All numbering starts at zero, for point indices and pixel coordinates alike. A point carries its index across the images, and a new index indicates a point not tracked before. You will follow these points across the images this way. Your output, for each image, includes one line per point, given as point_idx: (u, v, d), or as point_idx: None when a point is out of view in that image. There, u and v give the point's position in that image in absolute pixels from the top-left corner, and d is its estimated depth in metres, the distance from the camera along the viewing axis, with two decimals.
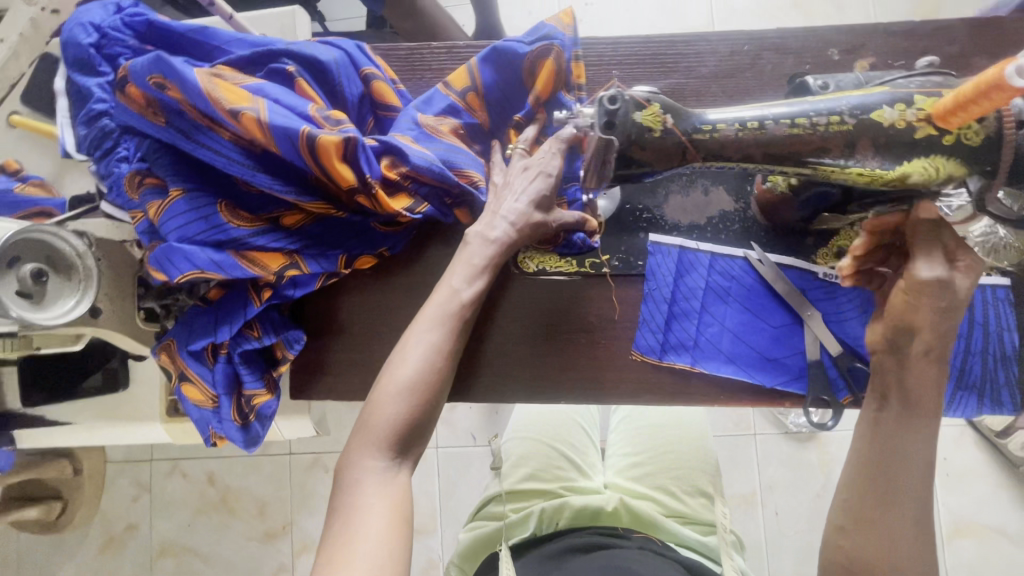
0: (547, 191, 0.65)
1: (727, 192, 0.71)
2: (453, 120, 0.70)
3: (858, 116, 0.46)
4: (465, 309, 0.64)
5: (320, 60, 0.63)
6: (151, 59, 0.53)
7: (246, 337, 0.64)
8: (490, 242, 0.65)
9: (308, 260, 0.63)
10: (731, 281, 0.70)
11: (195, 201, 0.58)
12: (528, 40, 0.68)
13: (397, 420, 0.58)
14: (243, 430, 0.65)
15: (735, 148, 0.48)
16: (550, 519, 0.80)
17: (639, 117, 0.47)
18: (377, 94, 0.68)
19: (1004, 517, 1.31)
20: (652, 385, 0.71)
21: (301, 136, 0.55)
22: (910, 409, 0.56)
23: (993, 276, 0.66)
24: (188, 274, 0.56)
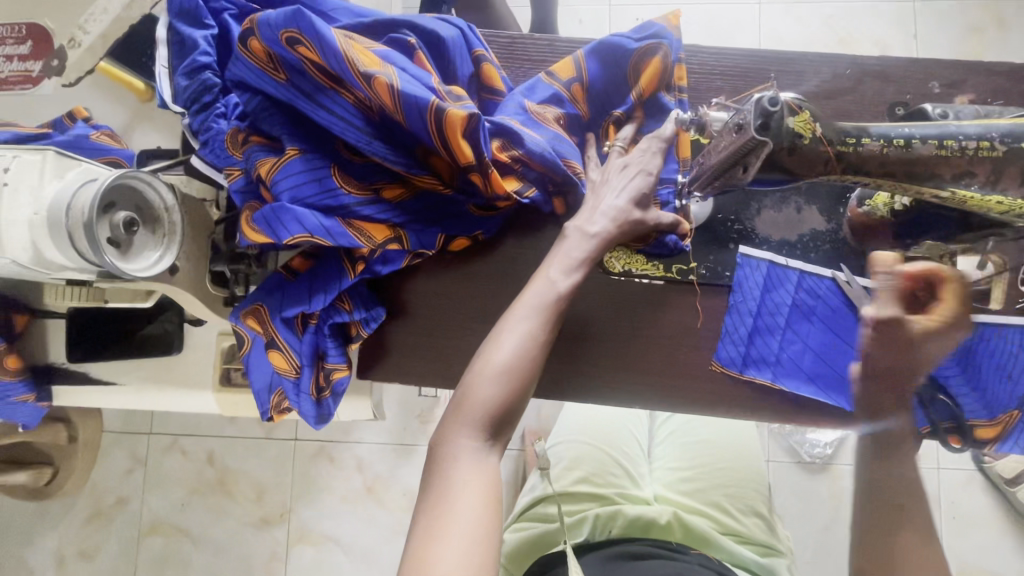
0: (647, 189, 0.65)
1: (819, 212, 0.71)
2: (556, 109, 0.69)
3: (1009, 142, 0.47)
4: (561, 299, 0.61)
5: (440, 35, 0.63)
6: (289, 14, 0.51)
7: (336, 309, 0.63)
8: (589, 236, 0.63)
9: (410, 235, 0.62)
10: (817, 301, 0.70)
11: (311, 162, 0.57)
12: (637, 37, 0.68)
13: (493, 402, 0.57)
14: (317, 406, 0.63)
15: (878, 163, 0.49)
16: (604, 526, 0.79)
17: (792, 122, 0.47)
18: (485, 76, 0.67)
19: (1007, 564, 1.32)
20: (728, 398, 0.70)
21: (430, 107, 0.54)
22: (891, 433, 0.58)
23: None
24: (298, 236, 0.55)
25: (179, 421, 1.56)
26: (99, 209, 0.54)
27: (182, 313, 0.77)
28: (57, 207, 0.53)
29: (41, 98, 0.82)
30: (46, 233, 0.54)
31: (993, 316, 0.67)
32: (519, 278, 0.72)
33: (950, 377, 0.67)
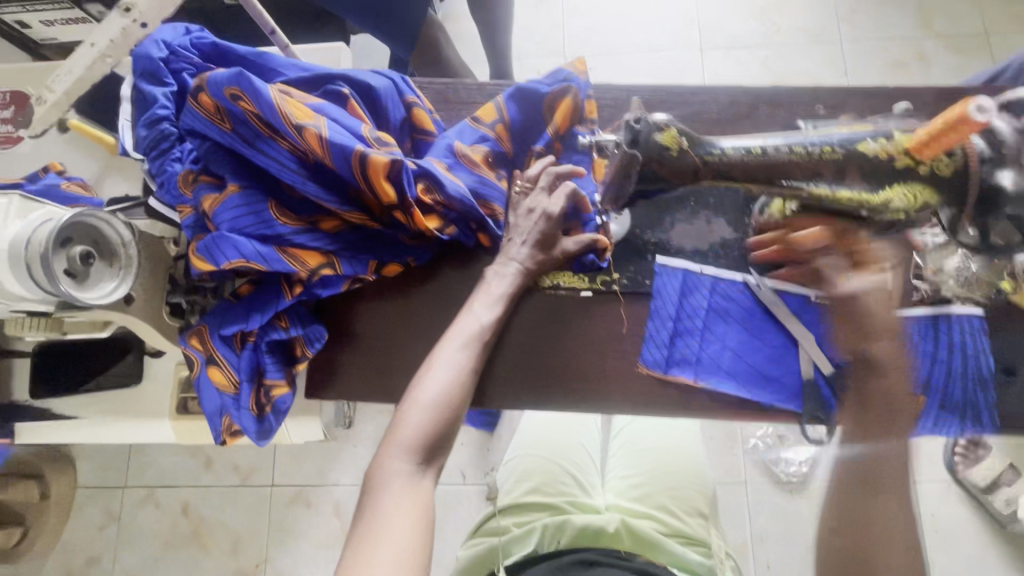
0: (550, 229, 0.73)
1: (727, 223, 0.78)
2: (484, 147, 0.76)
3: (846, 147, 0.54)
4: (485, 331, 0.71)
5: (371, 86, 0.72)
6: (233, 74, 0.59)
7: (274, 327, 0.68)
8: (506, 276, 0.73)
9: (343, 261, 0.68)
10: (730, 303, 0.76)
11: (249, 197, 0.64)
12: (549, 82, 0.78)
13: (422, 427, 0.63)
14: (257, 422, 0.67)
15: (740, 169, 0.56)
16: (552, 537, 0.80)
17: (659, 138, 0.54)
18: (416, 120, 0.75)
19: None
20: (656, 399, 0.74)
21: (355, 154, 0.62)
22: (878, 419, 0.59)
23: (966, 305, 0.72)
24: (235, 261, 0.61)
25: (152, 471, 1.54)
26: (55, 243, 0.60)
27: (144, 348, 0.82)
28: (17, 242, 0.59)
29: (20, 156, 0.89)
30: (7, 266, 0.59)
31: None
32: (455, 296, 0.78)
33: None
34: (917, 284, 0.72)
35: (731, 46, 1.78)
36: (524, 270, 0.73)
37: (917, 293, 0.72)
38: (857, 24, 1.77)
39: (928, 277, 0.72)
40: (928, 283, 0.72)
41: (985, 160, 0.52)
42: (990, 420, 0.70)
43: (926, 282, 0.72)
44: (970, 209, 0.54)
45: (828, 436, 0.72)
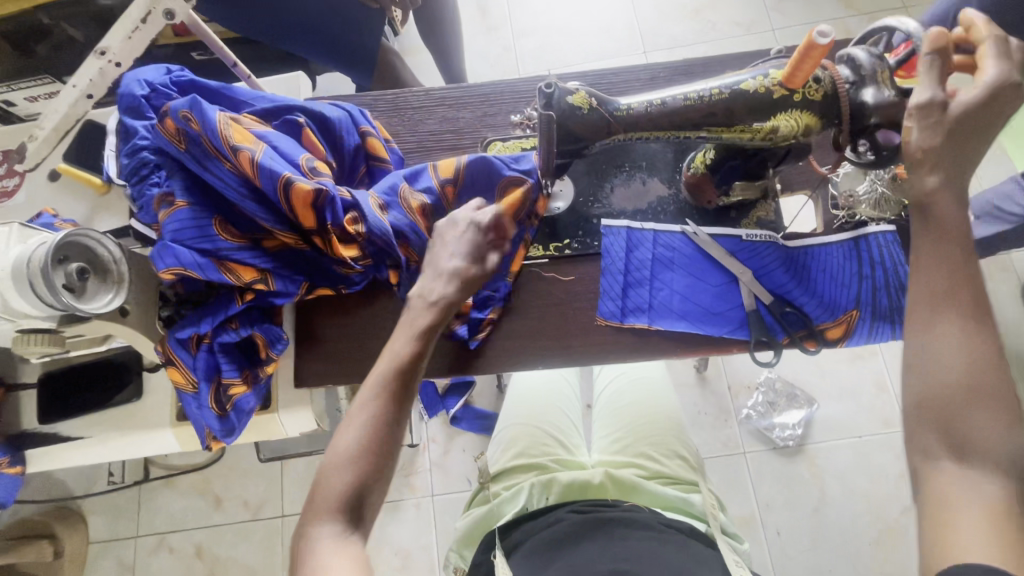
0: (474, 245, 0.75)
1: (661, 182, 0.86)
2: (423, 199, 0.80)
3: (731, 89, 0.62)
4: (404, 372, 0.67)
5: (326, 117, 0.80)
6: (189, 101, 0.69)
7: (226, 330, 0.76)
8: (429, 303, 0.72)
9: (276, 278, 0.76)
10: (673, 252, 0.83)
11: (195, 212, 0.72)
12: (512, 167, 0.82)
13: (349, 484, 0.60)
14: (221, 419, 0.77)
15: (646, 120, 0.64)
16: (540, 494, 0.84)
17: (570, 99, 0.63)
18: (371, 148, 0.84)
19: None
20: (618, 345, 0.81)
21: (283, 179, 0.69)
22: (960, 301, 0.52)
23: (881, 224, 0.80)
24: (172, 268, 0.69)
25: (156, 514, 1.50)
26: (53, 261, 0.67)
27: (143, 362, 0.88)
28: (18, 262, 0.66)
29: (13, 204, 0.96)
30: (10, 284, 0.66)
31: (816, 238, 0.81)
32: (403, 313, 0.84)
33: (792, 291, 0.78)
34: (835, 213, 0.82)
35: (672, 46, 1.88)
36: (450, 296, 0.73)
37: (837, 220, 0.82)
38: (786, 12, 1.87)
39: (843, 204, 0.81)
40: (845, 208, 0.81)
41: (851, 83, 0.61)
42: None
43: (843, 209, 0.81)
44: (843, 121, 0.62)
45: (774, 358, 0.78)
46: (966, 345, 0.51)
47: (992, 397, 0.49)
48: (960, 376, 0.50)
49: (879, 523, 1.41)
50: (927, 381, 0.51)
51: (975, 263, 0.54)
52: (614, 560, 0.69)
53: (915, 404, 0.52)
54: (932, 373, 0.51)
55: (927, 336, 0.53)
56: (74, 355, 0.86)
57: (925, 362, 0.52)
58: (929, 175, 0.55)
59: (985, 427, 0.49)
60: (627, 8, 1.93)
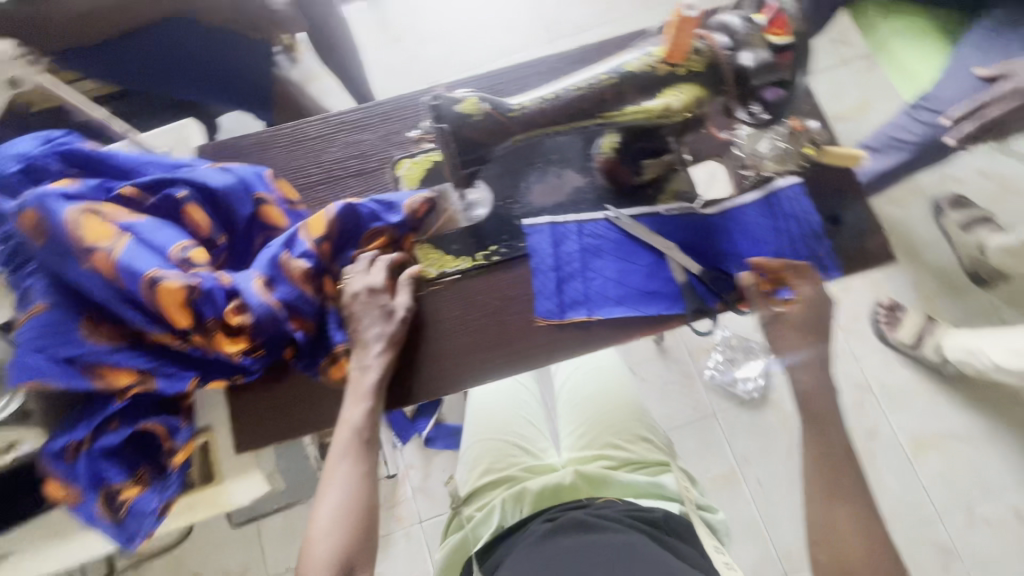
0: (385, 307, 0.76)
1: (576, 172, 0.86)
2: (305, 264, 0.74)
3: (618, 72, 0.62)
4: (364, 431, 0.71)
5: (212, 188, 0.75)
6: (35, 195, 0.65)
7: (106, 431, 0.69)
8: (366, 373, 0.74)
9: (160, 378, 0.71)
10: (599, 240, 0.82)
11: (57, 316, 0.66)
12: (381, 209, 0.80)
13: (333, 550, 0.64)
14: (118, 527, 0.69)
15: (542, 116, 0.64)
16: (514, 507, 0.83)
17: (460, 108, 0.62)
18: (265, 216, 0.80)
19: (949, 422, 1.49)
20: (562, 342, 0.81)
21: (147, 278, 0.66)
22: (838, 484, 0.70)
23: (786, 177, 0.82)
24: (30, 382, 0.64)
25: None
26: None
27: None
28: None
29: None
30: None
31: (731, 201, 0.82)
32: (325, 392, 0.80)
33: (717, 258, 0.80)
34: (744, 174, 0.84)
35: (575, 33, 1.90)
36: (384, 359, 0.75)
37: (747, 181, 0.84)
38: None
39: (750, 164, 0.82)
40: (752, 168, 0.82)
41: (730, 49, 0.62)
42: (835, 265, 0.79)
43: (750, 169, 0.83)
44: (730, 87, 0.63)
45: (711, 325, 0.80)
46: (855, 521, 0.67)
47: (883, 561, 0.65)
48: (856, 546, 0.66)
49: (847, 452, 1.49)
50: (837, 551, 0.66)
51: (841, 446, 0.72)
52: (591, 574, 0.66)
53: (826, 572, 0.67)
54: (836, 543, 0.67)
55: (823, 512, 0.69)
56: None
57: (828, 534, 0.67)
58: (801, 372, 0.75)
59: None
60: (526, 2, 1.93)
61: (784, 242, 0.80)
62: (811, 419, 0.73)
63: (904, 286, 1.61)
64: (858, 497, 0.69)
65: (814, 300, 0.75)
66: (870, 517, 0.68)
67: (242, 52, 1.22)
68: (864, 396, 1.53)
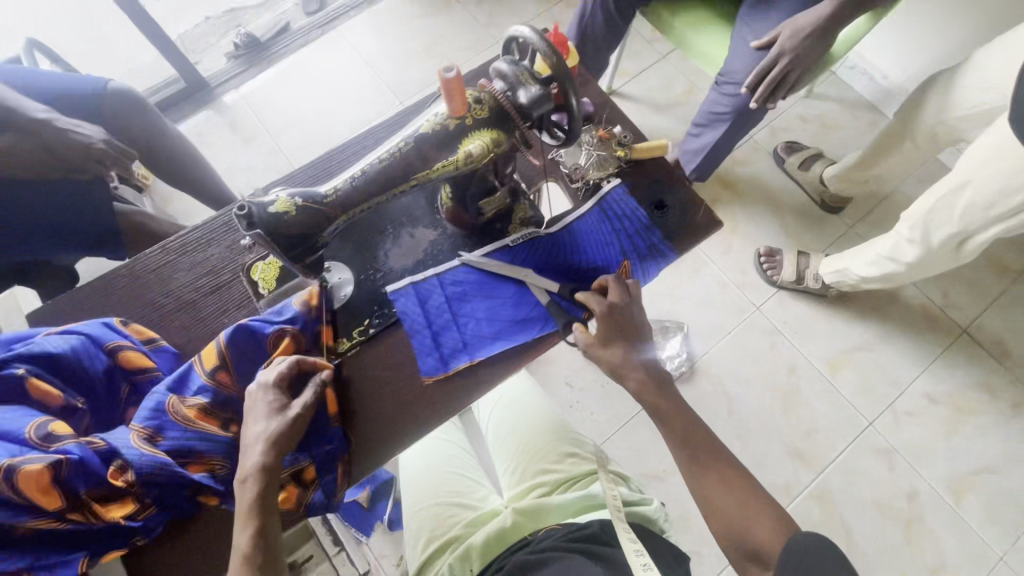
0: (270, 402, 0.68)
1: (427, 228, 0.89)
2: (202, 399, 0.72)
3: (414, 137, 0.67)
4: (251, 558, 0.62)
5: (57, 353, 0.69)
6: None
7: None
8: (245, 486, 0.65)
9: (41, 574, 0.60)
10: (461, 285, 0.86)
11: None
12: (273, 321, 0.78)
13: None
14: None
15: (356, 194, 0.67)
16: (463, 569, 0.82)
17: (273, 208, 0.63)
18: (128, 361, 0.74)
19: (849, 337, 1.64)
20: (455, 392, 0.82)
21: (0, 468, 0.57)
22: (698, 453, 0.77)
23: (610, 181, 0.90)
24: None
25: None
26: None
27: None
28: None
29: None
30: None
31: (571, 214, 0.89)
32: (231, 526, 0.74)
33: (571, 270, 0.86)
34: (575, 186, 0.91)
35: (422, 88, 1.97)
36: (261, 468, 0.65)
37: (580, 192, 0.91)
38: (502, 20, 2.05)
39: (577, 176, 0.90)
40: (580, 179, 0.90)
41: (508, 91, 0.68)
42: (668, 248, 0.88)
43: (580, 181, 0.91)
44: (517, 123, 0.69)
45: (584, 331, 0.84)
46: (720, 480, 0.74)
47: (755, 506, 0.72)
48: (729, 501, 0.72)
49: (777, 393, 1.59)
50: (717, 510, 0.73)
51: (689, 417, 0.80)
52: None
53: (719, 536, 0.72)
54: (715, 505, 0.73)
55: (696, 481, 0.76)
56: None
57: (708, 497, 0.74)
58: (632, 373, 0.79)
59: (762, 529, 0.69)
60: (368, 72, 1.99)
61: (624, 238, 0.88)
62: (659, 414, 0.79)
63: (774, 232, 1.78)
64: (719, 459, 0.77)
65: (609, 310, 0.80)
66: (729, 466, 0.76)
67: (79, 198, 1.17)
68: (776, 339, 1.65)
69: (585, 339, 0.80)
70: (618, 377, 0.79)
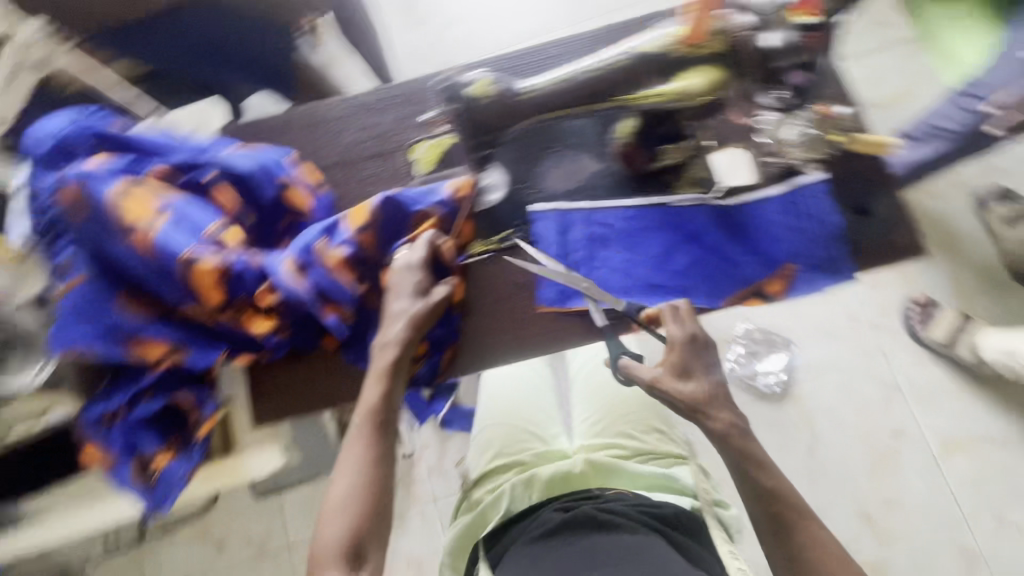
0: (419, 282, 0.72)
1: (592, 157, 0.84)
2: (341, 251, 0.74)
3: (631, 54, 0.61)
4: (376, 413, 0.67)
5: (241, 170, 0.76)
6: (81, 172, 0.67)
7: (141, 402, 0.71)
8: (384, 349, 0.69)
9: (189, 352, 0.71)
10: (607, 228, 0.81)
11: (95, 289, 0.68)
12: (421, 199, 0.79)
13: (347, 531, 0.63)
14: (148, 492, 0.73)
15: (553, 99, 0.63)
16: (522, 494, 0.84)
17: (471, 90, 0.62)
18: (292, 199, 0.80)
19: (983, 424, 1.42)
20: (569, 329, 0.80)
21: (183, 256, 0.67)
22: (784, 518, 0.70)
23: (814, 171, 0.79)
24: (69, 351, 0.66)
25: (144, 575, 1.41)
26: None
27: None
28: None
29: None
30: None
31: (753, 193, 0.80)
32: (338, 375, 0.78)
33: (729, 251, 0.79)
34: (769, 161, 0.80)
35: (602, 12, 1.83)
36: (404, 339, 0.69)
37: (772, 168, 0.80)
38: None
39: (776, 151, 0.79)
40: (778, 154, 0.79)
41: (754, 29, 0.59)
42: (847, 268, 0.77)
43: (777, 156, 0.79)
44: (751, 70, 0.61)
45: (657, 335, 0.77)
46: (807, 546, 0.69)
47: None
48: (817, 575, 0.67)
49: (873, 451, 1.44)
50: None
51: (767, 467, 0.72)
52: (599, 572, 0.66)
53: None
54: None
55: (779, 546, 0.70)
56: None
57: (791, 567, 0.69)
58: (719, 414, 0.73)
59: None
60: None
61: (803, 235, 0.78)
62: (744, 471, 0.72)
63: (941, 282, 1.52)
64: (807, 522, 0.70)
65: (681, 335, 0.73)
66: (818, 530, 0.70)
67: (268, 33, 1.23)
68: (897, 397, 1.46)
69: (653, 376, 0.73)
70: (699, 419, 0.72)
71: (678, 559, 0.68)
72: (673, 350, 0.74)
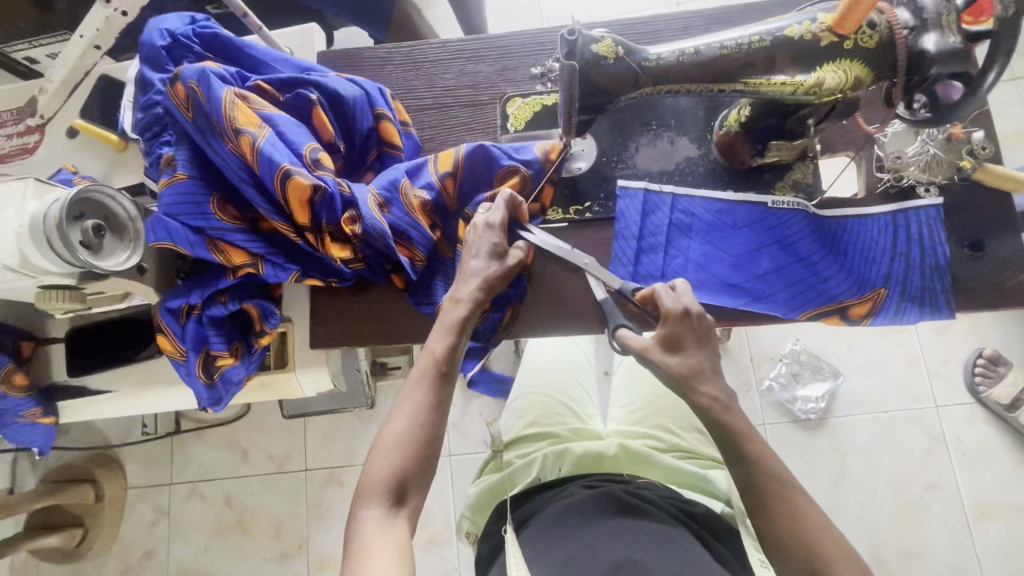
0: (500, 244, 0.71)
1: (691, 142, 0.80)
2: (424, 195, 0.76)
3: (773, 36, 0.57)
4: (440, 365, 0.67)
5: (342, 95, 0.76)
6: (198, 72, 0.68)
7: (216, 302, 0.75)
8: (457, 303, 0.69)
9: (267, 264, 0.74)
10: (692, 218, 0.78)
11: (194, 188, 0.71)
12: (510, 155, 0.77)
13: (393, 470, 0.63)
14: (209, 389, 0.77)
15: (676, 71, 0.61)
16: (553, 465, 0.84)
17: (595, 48, 0.60)
18: (385, 131, 0.79)
19: None
20: (633, 312, 0.78)
21: (280, 169, 0.67)
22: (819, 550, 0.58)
23: (928, 194, 0.74)
24: (163, 242, 0.70)
25: (167, 468, 1.47)
26: (68, 218, 0.66)
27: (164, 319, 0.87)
28: (36, 221, 0.66)
29: (35, 161, 0.91)
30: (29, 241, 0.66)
31: (855, 209, 0.76)
32: (397, 314, 0.80)
33: (816, 263, 0.75)
34: (880, 176, 0.76)
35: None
36: (478, 297, 0.69)
37: (882, 184, 0.76)
38: None
39: (889, 166, 0.74)
40: (891, 172, 0.74)
41: (910, 30, 0.55)
42: (947, 305, 0.73)
43: (888, 173, 0.75)
44: (900, 73, 0.56)
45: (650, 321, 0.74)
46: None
47: None
48: None
49: (899, 498, 1.35)
50: None
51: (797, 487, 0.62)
52: (617, 553, 0.65)
53: None
54: None
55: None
56: (99, 311, 0.86)
57: None
58: (706, 388, 0.65)
59: None
60: None
61: (900, 261, 0.74)
62: (733, 459, 0.64)
63: (1016, 341, 1.41)
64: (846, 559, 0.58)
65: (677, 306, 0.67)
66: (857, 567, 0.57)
67: None
68: (937, 448, 1.37)
69: (642, 344, 0.68)
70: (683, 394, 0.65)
71: (704, 554, 0.68)
72: (664, 322, 0.67)
